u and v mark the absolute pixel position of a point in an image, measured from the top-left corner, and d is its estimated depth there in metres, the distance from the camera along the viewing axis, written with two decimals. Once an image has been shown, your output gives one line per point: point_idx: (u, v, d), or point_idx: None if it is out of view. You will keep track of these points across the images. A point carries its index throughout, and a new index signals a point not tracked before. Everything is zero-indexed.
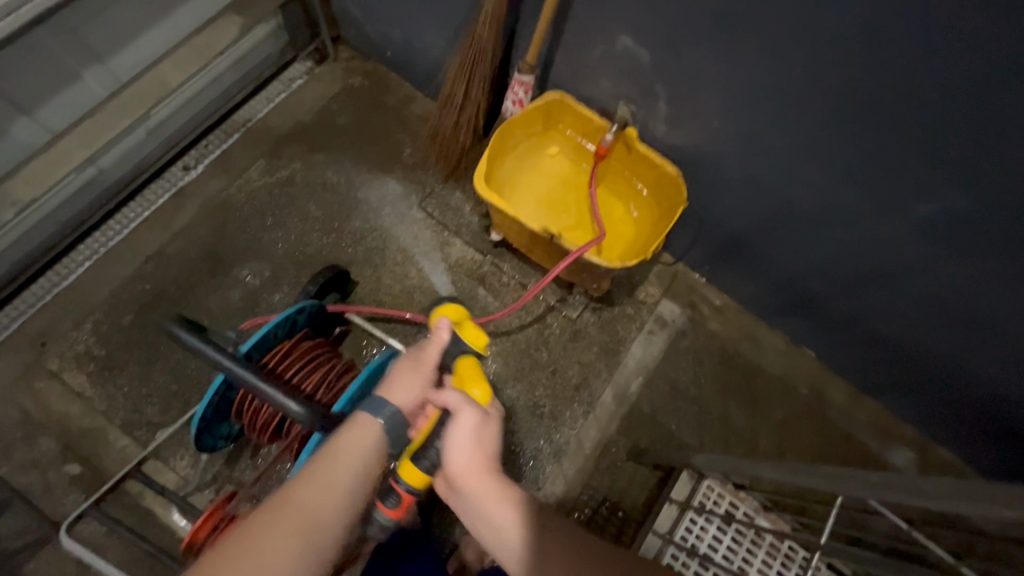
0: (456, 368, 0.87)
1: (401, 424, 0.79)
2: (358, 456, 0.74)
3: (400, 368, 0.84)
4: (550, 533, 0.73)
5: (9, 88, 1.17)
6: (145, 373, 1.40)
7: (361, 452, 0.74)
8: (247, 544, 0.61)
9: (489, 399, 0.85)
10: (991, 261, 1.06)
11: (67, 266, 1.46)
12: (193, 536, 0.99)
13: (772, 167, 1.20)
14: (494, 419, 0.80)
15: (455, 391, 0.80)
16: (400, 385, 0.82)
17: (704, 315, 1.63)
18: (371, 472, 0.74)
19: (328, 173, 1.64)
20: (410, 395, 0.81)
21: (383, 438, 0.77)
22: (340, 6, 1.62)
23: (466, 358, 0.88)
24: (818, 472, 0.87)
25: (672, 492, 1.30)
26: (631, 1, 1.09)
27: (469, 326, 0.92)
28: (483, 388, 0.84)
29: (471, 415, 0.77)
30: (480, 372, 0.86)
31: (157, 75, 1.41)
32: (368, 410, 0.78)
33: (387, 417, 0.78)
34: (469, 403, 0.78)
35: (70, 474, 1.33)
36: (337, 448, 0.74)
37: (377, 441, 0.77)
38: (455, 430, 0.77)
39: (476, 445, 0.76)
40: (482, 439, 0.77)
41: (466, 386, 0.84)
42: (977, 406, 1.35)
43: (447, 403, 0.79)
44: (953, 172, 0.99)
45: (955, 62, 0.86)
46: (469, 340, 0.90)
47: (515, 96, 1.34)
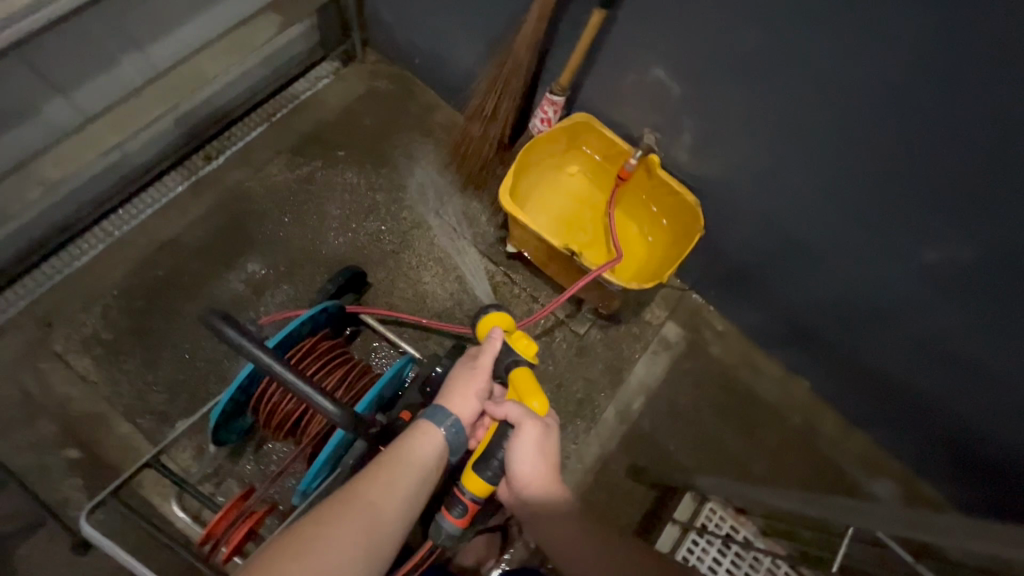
0: (512, 380, 0.96)
1: (461, 431, 0.89)
2: (420, 463, 0.84)
3: (458, 380, 0.95)
4: (591, 536, 0.88)
5: (50, 70, 1.20)
6: (152, 361, 1.39)
7: (422, 460, 0.84)
8: (329, 533, 0.70)
9: (547, 409, 0.96)
10: (993, 310, 1.09)
11: (81, 247, 1.45)
12: (213, 528, 0.95)
13: (787, 202, 1.23)
14: (553, 430, 0.92)
15: (515, 405, 0.91)
16: (458, 394, 0.93)
17: (705, 339, 1.64)
18: (429, 478, 0.84)
19: (347, 173, 1.64)
20: (467, 405, 0.92)
21: (446, 447, 0.88)
22: (373, 11, 1.64)
23: (521, 369, 0.96)
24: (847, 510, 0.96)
25: (675, 513, 1.40)
26: (666, 35, 1.13)
27: (518, 337, 1.02)
28: (542, 400, 0.94)
29: (533, 427, 0.89)
30: (536, 384, 0.95)
31: (193, 67, 1.43)
32: (432, 418, 0.89)
33: (449, 425, 0.88)
34: (530, 417, 0.90)
35: (68, 458, 1.31)
36: (402, 453, 0.83)
37: (439, 448, 0.87)
38: (520, 442, 0.88)
39: (539, 454, 0.88)
40: (544, 449, 0.89)
41: (526, 398, 0.94)
42: (963, 445, 1.37)
43: (508, 415, 0.90)
44: (962, 223, 1.02)
45: (974, 121, 0.90)
46: (520, 350, 1.00)
47: (544, 115, 1.38)
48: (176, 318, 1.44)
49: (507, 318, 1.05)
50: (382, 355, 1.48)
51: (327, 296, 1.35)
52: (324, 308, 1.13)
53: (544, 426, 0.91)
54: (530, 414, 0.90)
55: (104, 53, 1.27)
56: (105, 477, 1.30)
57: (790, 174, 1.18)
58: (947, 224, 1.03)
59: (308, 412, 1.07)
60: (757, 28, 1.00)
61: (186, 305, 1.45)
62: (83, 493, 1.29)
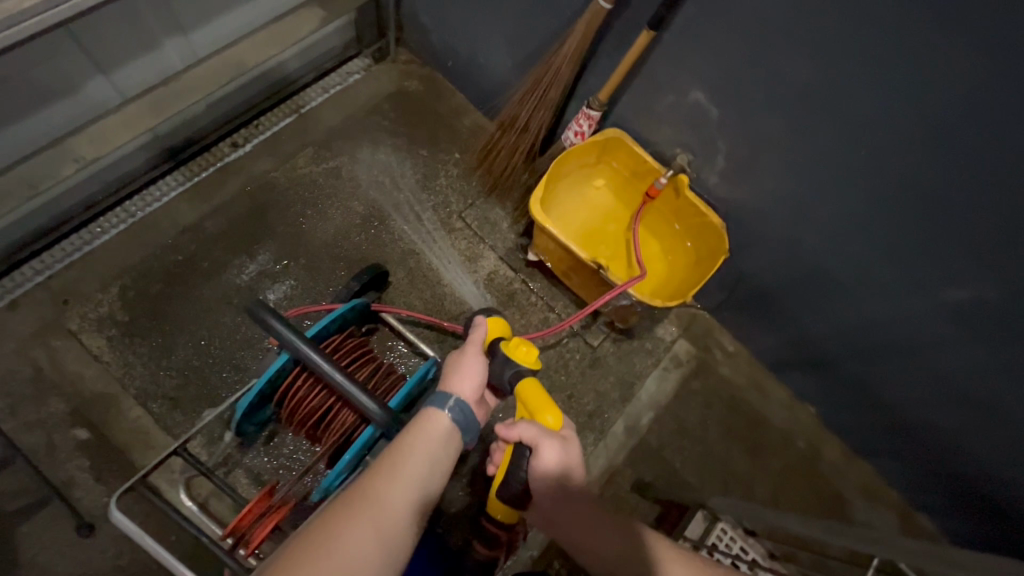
0: (521, 393, 0.94)
1: (467, 410, 0.85)
2: (429, 450, 0.78)
3: (455, 365, 0.93)
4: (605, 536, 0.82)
5: (93, 48, 1.25)
6: (167, 345, 1.38)
7: (431, 447, 0.79)
8: (338, 532, 0.65)
9: (562, 420, 0.93)
10: (1009, 352, 1.11)
11: (102, 226, 1.44)
12: (237, 525, 0.98)
13: (813, 232, 1.25)
14: (573, 443, 0.89)
15: (529, 424, 0.87)
16: (457, 378, 0.91)
17: (716, 359, 1.65)
18: (439, 463, 0.79)
19: (374, 170, 1.64)
20: (468, 386, 0.90)
21: (455, 427, 0.84)
22: (410, 12, 1.65)
23: (527, 380, 0.94)
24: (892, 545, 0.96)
25: (685, 531, 1.37)
26: (709, 60, 1.14)
27: (515, 345, 0.98)
28: (555, 414, 0.91)
29: (550, 447, 0.85)
30: (546, 397, 0.93)
31: (233, 56, 1.51)
32: (436, 403, 0.85)
33: (453, 406, 0.85)
34: (546, 435, 0.86)
35: (76, 439, 1.29)
36: (407, 442, 0.79)
37: (447, 432, 0.82)
38: (541, 462, 0.85)
39: (562, 472, 0.85)
40: (568, 465, 0.86)
41: (539, 414, 0.91)
42: (965, 481, 1.38)
43: (524, 437, 0.86)
44: (986, 266, 1.04)
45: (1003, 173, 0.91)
46: (522, 361, 0.97)
47: (578, 128, 1.40)
48: (194, 304, 1.42)
49: (502, 323, 1.02)
50: (396, 354, 1.47)
51: (349, 292, 1.34)
52: (354, 305, 1.14)
53: (563, 440, 0.88)
54: (546, 431, 0.87)
55: (148, 38, 1.32)
56: (111, 460, 1.29)
57: (821, 205, 1.19)
58: (973, 265, 1.05)
59: (332, 409, 1.07)
60: (803, 61, 1.01)
61: (205, 291, 1.44)
62: (89, 475, 1.27)
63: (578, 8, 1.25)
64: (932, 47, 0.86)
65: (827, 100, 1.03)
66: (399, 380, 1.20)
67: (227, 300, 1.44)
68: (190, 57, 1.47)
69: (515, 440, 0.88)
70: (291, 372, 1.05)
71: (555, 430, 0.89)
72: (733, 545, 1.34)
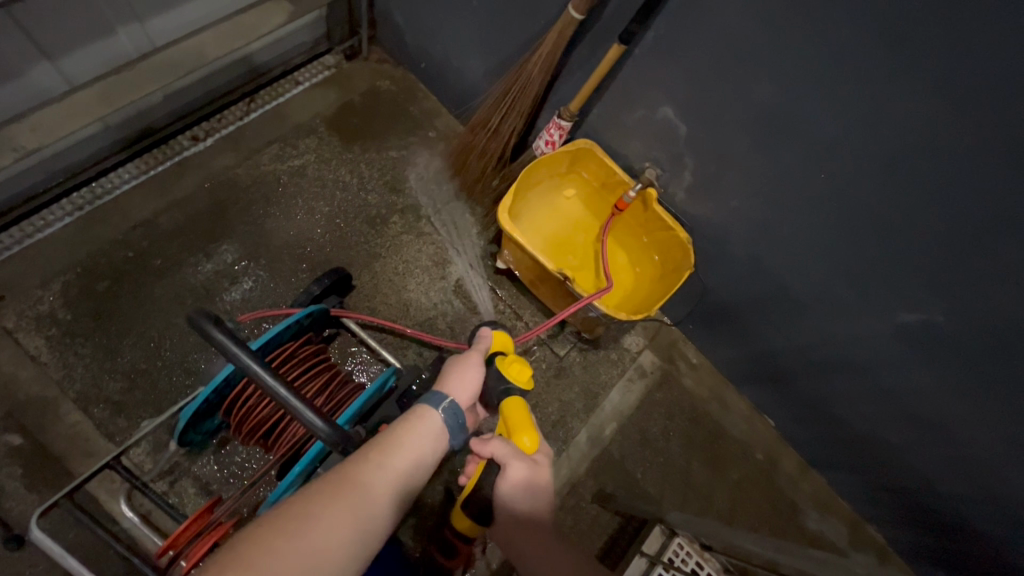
0: (504, 409, 0.90)
1: (461, 414, 0.82)
2: (417, 445, 0.76)
3: (454, 367, 0.90)
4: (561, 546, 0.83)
5: (39, 31, 1.17)
6: (111, 347, 1.31)
7: (419, 441, 0.77)
8: (318, 511, 0.63)
9: (539, 443, 0.89)
10: (953, 370, 1.15)
11: (45, 219, 1.37)
12: (176, 539, 0.93)
13: (775, 250, 1.27)
14: (544, 468, 0.85)
15: (502, 442, 0.84)
16: (454, 381, 0.88)
17: (680, 370, 1.67)
18: (424, 466, 0.76)
19: (341, 170, 1.59)
20: (464, 390, 0.88)
21: (445, 429, 0.80)
22: (384, 11, 1.62)
23: (513, 399, 0.90)
24: None
25: (643, 545, 1.34)
26: (677, 77, 1.15)
27: (510, 362, 0.95)
28: (533, 436, 0.87)
29: (520, 468, 0.82)
30: (528, 417, 0.88)
31: (194, 45, 1.42)
32: (429, 402, 0.82)
33: (447, 407, 0.82)
34: (517, 455, 0.83)
35: (8, 445, 1.21)
36: (398, 437, 0.76)
37: (437, 433, 0.79)
38: (507, 482, 0.82)
39: (527, 495, 0.82)
40: (534, 489, 0.82)
41: (516, 433, 0.87)
42: (910, 494, 1.43)
43: (494, 454, 0.83)
44: (932, 290, 1.07)
45: (948, 202, 0.95)
46: (513, 377, 0.93)
47: (549, 137, 1.39)
48: (143, 304, 1.36)
49: (506, 338, 1.00)
50: (358, 361, 1.44)
51: (309, 297, 1.29)
52: (310, 313, 1.10)
53: (533, 464, 0.84)
54: (517, 452, 0.84)
55: (101, 25, 1.26)
56: (46, 467, 1.21)
57: (782, 223, 1.21)
58: (924, 286, 1.08)
59: (283, 419, 1.07)
60: (767, 84, 1.03)
61: (156, 289, 1.38)
62: (20, 483, 1.19)
63: (550, 16, 1.25)
64: (888, 76, 0.88)
65: (789, 121, 1.05)
66: (354, 391, 1.18)
67: (180, 300, 1.38)
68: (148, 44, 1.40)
69: (487, 456, 0.84)
70: (240, 382, 1.02)
71: (528, 453, 0.86)
72: (690, 560, 1.31)
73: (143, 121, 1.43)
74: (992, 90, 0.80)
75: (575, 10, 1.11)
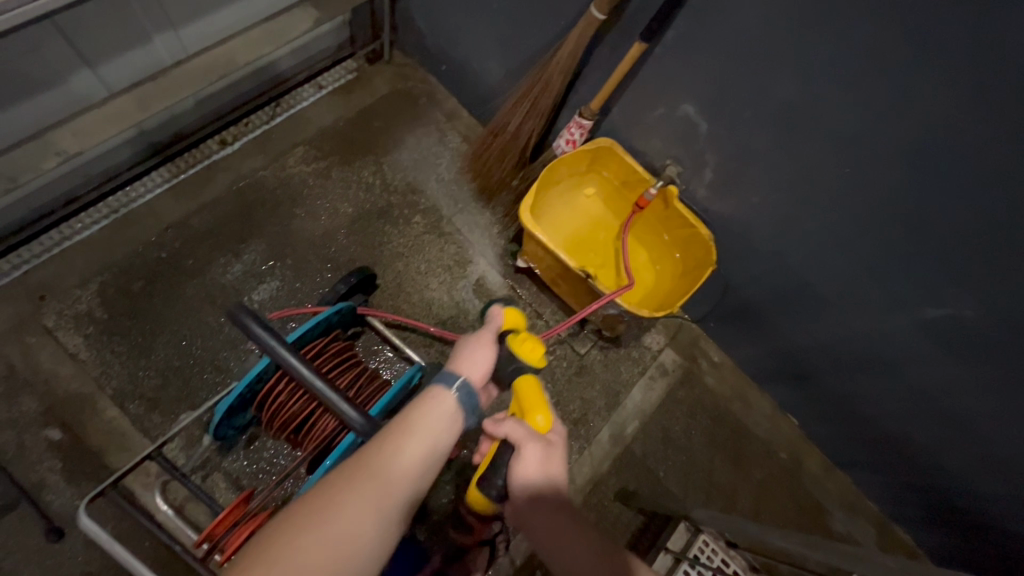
0: (517, 389, 0.87)
1: (474, 395, 0.78)
2: (433, 428, 0.72)
3: (465, 345, 0.84)
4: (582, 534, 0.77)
5: (79, 41, 1.20)
6: (146, 345, 1.35)
7: (435, 424, 0.72)
8: (335, 503, 0.62)
9: (553, 422, 0.86)
10: (985, 368, 1.13)
11: (82, 221, 1.41)
12: (212, 530, 0.96)
13: (799, 246, 1.26)
14: (557, 448, 0.83)
15: (516, 423, 0.81)
16: (467, 359, 0.82)
17: (701, 369, 1.66)
18: (444, 444, 0.72)
19: (363, 172, 1.62)
20: (476, 369, 0.82)
21: (459, 410, 0.75)
22: (405, 14, 1.65)
23: (526, 378, 0.88)
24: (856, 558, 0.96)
25: (667, 542, 1.33)
26: (700, 76, 1.15)
27: (521, 339, 0.89)
28: (546, 415, 0.84)
29: (535, 449, 0.80)
30: (542, 397, 0.86)
31: (225, 52, 1.45)
32: (442, 382, 0.77)
33: (461, 387, 0.77)
34: (531, 435, 0.81)
35: (49, 439, 1.26)
36: (412, 419, 0.72)
37: (451, 415, 0.74)
38: (522, 465, 0.79)
39: (542, 479, 0.79)
40: (548, 471, 0.80)
41: (529, 412, 0.84)
42: (940, 494, 1.41)
43: (508, 435, 0.81)
44: (962, 287, 1.06)
45: (978, 198, 0.94)
46: (526, 356, 0.88)
47: (570, 136, 1.40)
48: (176, 303, 1.40)
49: (518, 314, 0.92)
50: (382, 359, 1.46)
51: (335, 295, 1.31)
52: (339, 309, 1.13)
53: (547, 444, 0.82)
54: (532, 433, 0.81)
55: (135, 32, 1.28)
56: (86, 460, 1.26)
57: (805, 220, 1.20)
58: (952, 282, 1.06)
59: (314, 415, 1.08)
60: (793, 80, 1.02)
61: (187, 289, 1.42)
62: (60, 476, 1.24)
63: (572, 17, 1.26)
64: (921, 69, 0.87)
65: (814, 117, 1.04)
66: (382, 387, 1.20)
67: (210, 300, 1.42)
68: (180, 53, 1.40)
69: (501, 438, 0.82)
70: (272, 377, 1.05)
71: (542, 433, 0.83)
72: (715, 557, 1.29)
73: (174, 126, 1.48)
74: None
75: (597, 9, 1.12)
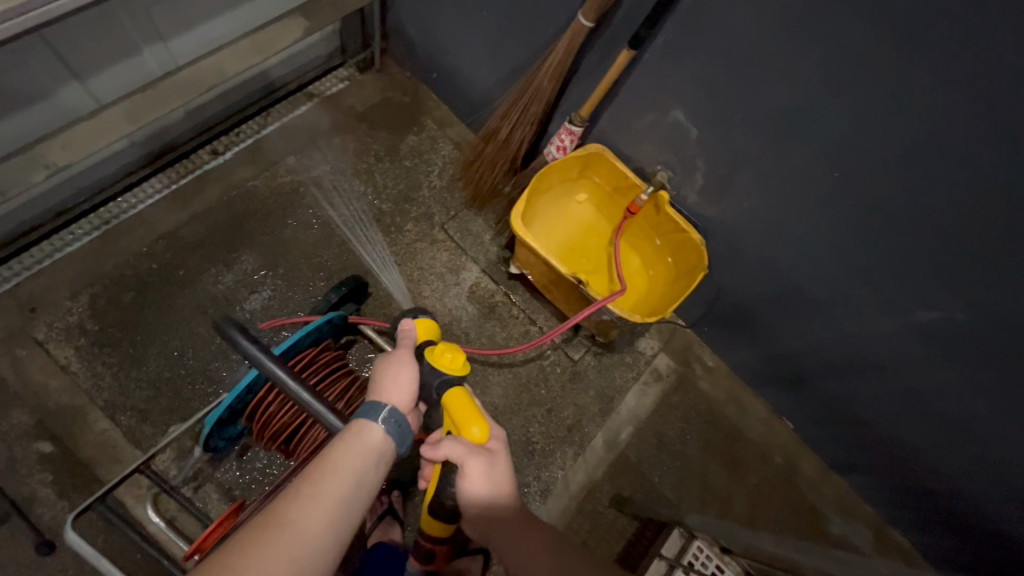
0: (447, 404, 0.87)
1: (403, 422, 0.78)
2: (354, 466, 0.70)
3: (387, 370, 0.85)
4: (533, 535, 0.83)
5: (68, 53, 1.20)
6: (138, 356, 1.35)
7: (356, 462, 0.71)
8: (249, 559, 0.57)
9: (490, 429, 0.86)
10: (977, 370, 1.13)
11: (72, 233, 1.41)
12: (201, 543, 0.94)
13: (790, 250, 1.27)
14: (501, 456, 0.84)
15: (454, 442, 0.81)
16: (392, 384, 0.83)
17: (695, 373, 1.66)
18: (367, 482, 0.70)
19: (355, 180, 1.62)
20: (401, 392, 0.83)
21: (387, 441, 0.76)
22: (396, 22, 1.65)
23: (454, 391, 0.87)
24: None
25: (662, 548, 1.30)
26: (688, 81, 1.16)
27: (440, 352, 0.90)
28: (481, 425, 0.84)
29: (478, 463, 0.80)
30: (472, 406, 0.86)
31: (216, 62, 1.42)
32: (368, 415, 0.77)
33: (388, 418, 0.77)
34: (472, 450, 0.81)
35: (40, 452, 1.25)
36: (332, 459, 0.70)
37: (375, 450, 0.74)
38: (468, 482, 0.80)
39: (490, 491, 0.80)
40: (494, 482, 0.81)
41: (464, 426, 0.84)
42: (936, 496, 1.40)
43: (449, 456, 0.80)
44: (953, 290, 1.06)
45: (965, 201, 0.94)
46: (449, 369, 0.89)
47: (561, 143, 1.40)
48: (167, 313, 1.40)
49: (431, 326, 0.97)
50: (375, 367, 1.46)
51: (327, 305, 1.31)
52: (330, 319, 1.13)
53: (489, 455, 0.82)
54: (472, 447, 0.81)
55: (125, 44, 1.28)
56: (76, 473, 1.25)
57: (796, 224, 1.21)
58: (943, 285, 1.07)
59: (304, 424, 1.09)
60: (779, 85, 1.03)
61: (179, 299, 1.41)
62: (51, 490, 1.23)
63: (560, 25, 1.26)
64: (903, 73, 0.87)
65: (800, 121, 1.05)
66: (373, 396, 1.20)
67: (201, 310, 1.42)
68: (171, 63, 1.40)
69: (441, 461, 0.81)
70: (262, 388, 1.04)
71: (481, 443, 0.83)
72: (710, 564, 1.25)
73: (164, 137, 1.48)
74: (1006, 88, 0.80)
75: (585, 17, 1.13)
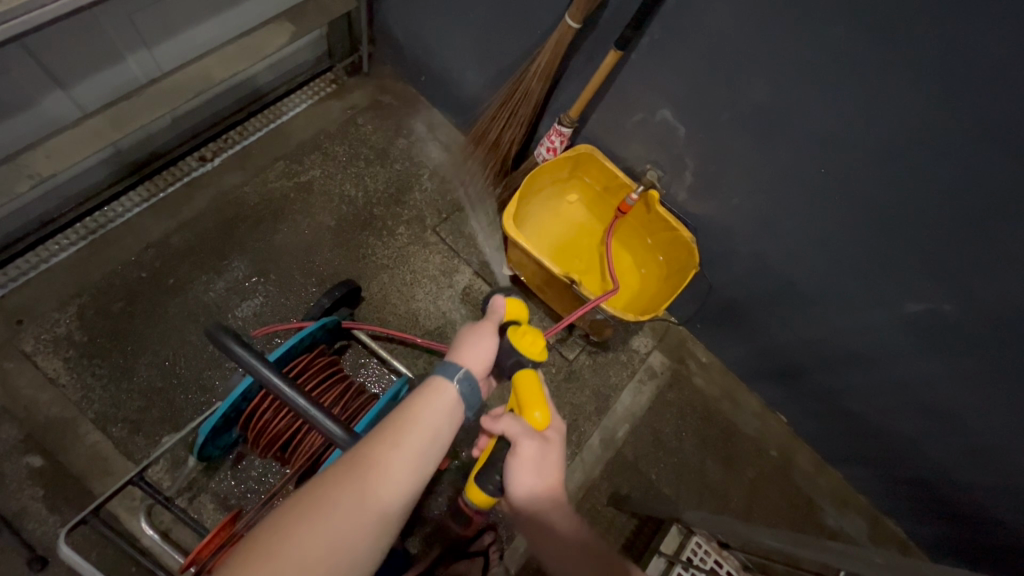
0: (516, 383, 0.84)
1: (475, 386, 0.76)
2: (432, 421, 0.71)
3: (469, 337, 0.82)
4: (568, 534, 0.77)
5: (50, 62, 1.19)
6: (128, 367, 1.34)
7: (434, 415, 0.71)
8: (327, 499, 0.61)
9: (551, 418, 0.84)
10: (964, 361, 1.15)
11: (58, 243, 1.39)
12: (198, 554, 0.92)
13: (779, 246, 1.28)
14: (553, 446, 0.81)
15: (513, 419, 0.80)
16: (468, 350, 0.80)
17: (690, 370, 1.67)
18: (440, 440, 0.71)
19: (346, 185, 1.62)
20: (478, 360, 0.80)
21: (460, 401, 0.74)
22: (383, 26, 1.65)
23: (526, 372, 0.84)
24: (831, 549, 0.97)
25: (661, 546, 1.33)
26: (675, 81, 1.17)
27: (523, 333, 0.87)
28: (544, 411, 0.81)
29: (531, 446, 0.78)
30: (541, 392, 0.83)
31: (201, 68, 1.42)
32: (444, 373, 0.75)
33: (463, 378, 0.75)
34: (527, 432, 0.79)
35: (29, 466, 1.23)
36: (411, 412, 0.71)
37: (451, 407, 0.73)
38: (515, 463, 0.78)
39: (535, 477, 0.78)
40: (542, 470, 0.79)
41: (527, 408, 0.82)
42: (927, 485, 1.43)
43: (505, 432, 0.80)
44: (937, 282, 1.08)
45: (950, 196, 0.96)
46: (524, 349, 0.86)
47: (550, 144, 1.41)
48: (157, 323, 1.38)
49: (521, 306, 0.89)
50: (370, 372, 1.45)
51: (320, 310, 1.30)
52: (323, 325, 1.13)
53: (543, 441, 0.80)
54: (528, 430, 0.80)
55: (109, 52, 1.26)
56: (68, 487, 1.23)
57: (784, 220, 1.22)
58: (930, 276, 1.08)
59: (300, 431, 1.08)
60: (766, 83, 1.04)
61: (169, 308, 1.40)
62: (42, 504, 1.21)
63: (547, 26, 1.27)
64: (886, 69, 0.89)
65: (787, 117, 1.06)
66: (369, 401, 1.19)
67: (192, 318, 1.40)
68: (156, 71, 1.39)
69: (497, 435, 0.81)
70: (257, 396, 1.04)
71: (538, 429, 0.81)
72: (708, 559, 1.27)
73: (151, 144, 1.47)
74: (985, 83, 0.82)
75: (572, 19, 1.14)
